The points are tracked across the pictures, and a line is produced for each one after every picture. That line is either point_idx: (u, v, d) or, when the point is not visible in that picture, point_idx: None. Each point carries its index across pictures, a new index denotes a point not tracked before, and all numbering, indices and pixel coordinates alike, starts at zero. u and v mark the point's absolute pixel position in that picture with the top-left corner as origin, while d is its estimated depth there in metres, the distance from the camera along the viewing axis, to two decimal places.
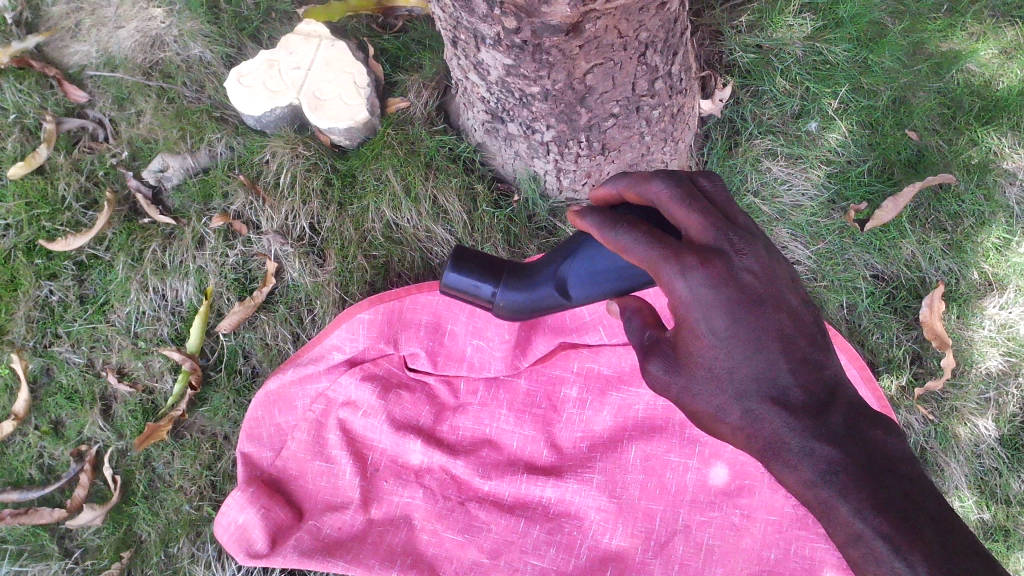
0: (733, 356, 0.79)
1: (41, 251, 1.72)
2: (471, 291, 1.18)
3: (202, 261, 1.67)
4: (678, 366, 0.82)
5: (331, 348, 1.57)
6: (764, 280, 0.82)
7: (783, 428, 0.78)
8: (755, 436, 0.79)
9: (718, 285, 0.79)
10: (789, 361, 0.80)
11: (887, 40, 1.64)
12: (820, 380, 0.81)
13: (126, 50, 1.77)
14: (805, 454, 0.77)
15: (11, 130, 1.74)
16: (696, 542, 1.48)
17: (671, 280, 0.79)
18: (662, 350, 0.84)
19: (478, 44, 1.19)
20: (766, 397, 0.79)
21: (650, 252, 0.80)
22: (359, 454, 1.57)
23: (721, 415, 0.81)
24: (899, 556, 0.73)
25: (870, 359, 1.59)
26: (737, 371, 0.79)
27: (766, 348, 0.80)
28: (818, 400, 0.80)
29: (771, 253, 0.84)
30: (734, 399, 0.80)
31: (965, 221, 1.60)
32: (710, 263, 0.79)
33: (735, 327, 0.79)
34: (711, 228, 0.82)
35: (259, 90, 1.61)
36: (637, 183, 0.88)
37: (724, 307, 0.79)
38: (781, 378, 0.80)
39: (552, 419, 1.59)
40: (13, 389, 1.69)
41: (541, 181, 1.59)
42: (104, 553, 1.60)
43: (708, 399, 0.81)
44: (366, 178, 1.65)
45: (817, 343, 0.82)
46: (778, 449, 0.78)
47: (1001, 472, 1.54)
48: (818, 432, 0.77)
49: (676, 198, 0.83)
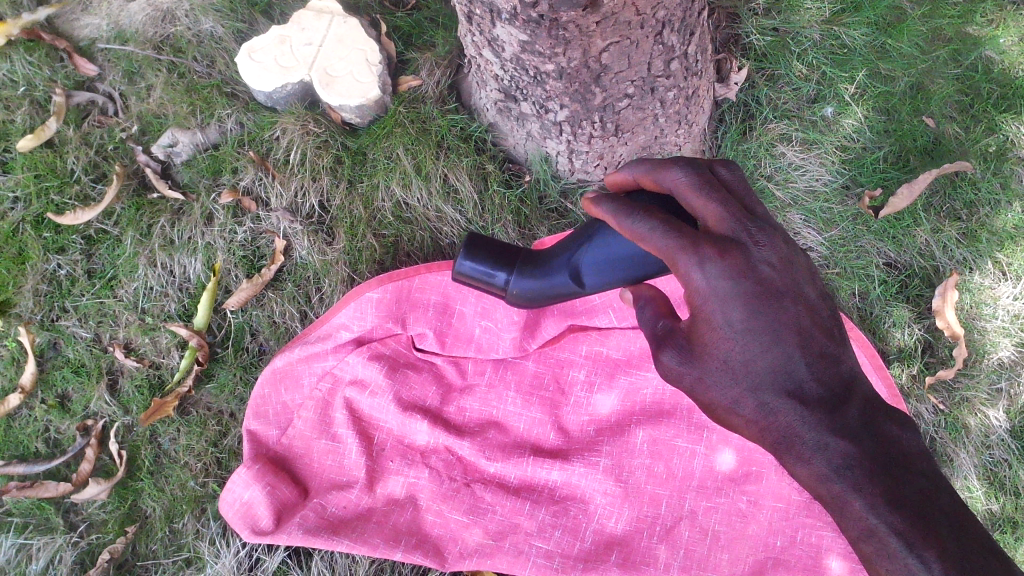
0: (749, 349, 0.78)
1: (49, 224, 1.71)
2: (485, 278, 1.18)
3: (210, 238, 1.66)
4: (692, 358, 0.81)
5: (338, 327, 1.56)
6: (782, 272, 0.80)
7: (797, 422, 0.79)
8: (770, 428, 0.80)
9: (736, 277, 0.77)
10: (806, 356, 0.79)
11: (906, 24, 1.62)
12: (839, 375, 0.81)
13: (137, 24, 1.76)
14: (819, 448, 0.78)
15: (21, 103, 1.73)
16: (702, 528, 1.48)
17: (688, 270, 0.77)
18: (676, 340, 0.82)
19: (494, 20, 1.18)
20: (782, 391, 0.79)
21: (667, 242, 0.78)
22: (365, 434, 1.56)
23: (735, 408, 0.81)
24: (912, 552, 0.74)
25: (881, 348, 1.57)
26: (753, 365, 0.79)
27: (783, 340, 0.79)
28: (833, 395, 0.80)
29: (791, 243, 0.81)
30: (749, 393, 0.80)
31: (980, 210, 1.58)
32: (727, 255, 0.77)
33: (752, 319, 0.78)
34: (731, 218, 0.80)
35: (270, 65, 1.60)
36: (655, 170, 0.85)
37: (741, 299, 0.77)
38: (797, 372, 0.79)
39: (560, 402, 1.58)
40: (19, 362, 1.69)
41: (552, 162, 1.57)
42: (110, 527, 1.61)
43: (722, 391, 0.80)
44: (377, 157, 1.64)
45: (833, 336, 0.82)
46: (792, 441, 0.79)
47: (1010, 464, 1.53)
48: (834, 427, 0.79)
49: (694, 186, 0.81)
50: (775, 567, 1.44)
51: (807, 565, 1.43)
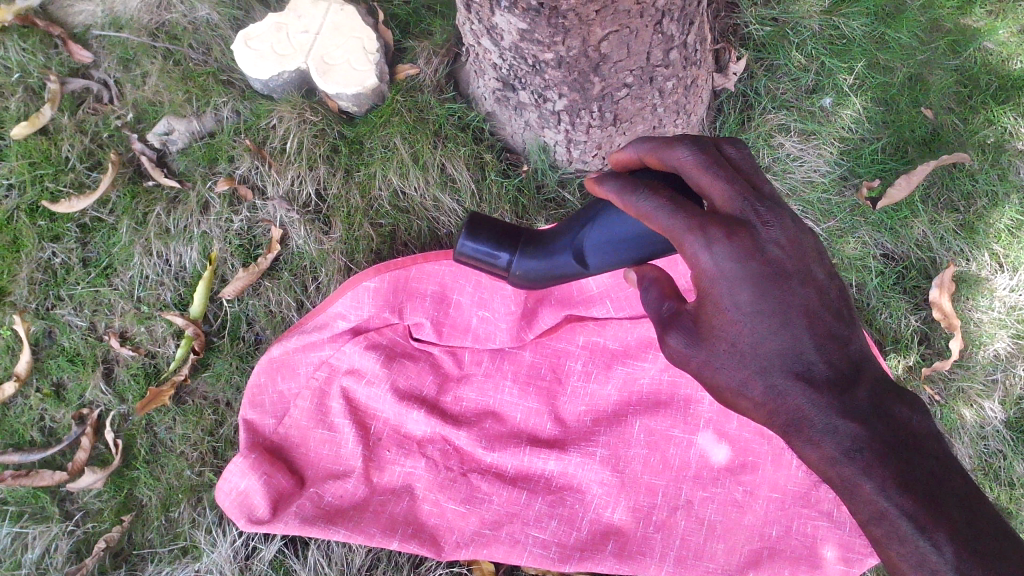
0: (758, 330, 0.78)
1: (44, 212, 1.70)
2: (488, 259, 1.17)
3: (207, 226, 1.66)
4: (699, 340, 0.80)
5: (335, 317, 1.55)
6: (791, 254, 0.79)
7: (806, 404, 0.78)
8: (778, 411, 0.80)
9: (745, 259, 0.76)
10: (815, 336, 0.79)
11: (904, 15, 1.61)
12: (847, 358, 0.81)
13: (133, 11, 1.75)
14: (828, 431, 0.78)
15: (14, 90, 1.71)
16: (698, 518, 1.48)
17: (695, 252, 0.76)
18: (681, 323, 0.81)
19: (493, 8, 1.17)
20: (791, 373, 0.78)
21: (673, 221, 0.77)
22: (362, 423, 1.56)
23: (744, 390, 0.80)
24: (924, 536, 0.77)
25: (877, 339, 1.57)
26: (761, 347, 0.79)
27: (791, 322, 0.79)
28: (842, 376, 0.80)
29: (799, 224, 0.81)
30: (758, 374, 0.79)
31: (978, 202, 1.58)
32: (736, 236, 0.77)
33: (760, 301, 0.78)
34: (738, 198, 0.79)
35: (266, 53, 1.58)
36: (661, 148, 0.84)
37: (750, 280, 0.77)
38: (807, 354, 0.79)
39: (556, 392, 1.57)
40: (14, 351, 1.68)
41: (550, 152, 1.56)
42: (105, 516, 1.61)
43: (730, 373, 0.80)
44: (373, 146, 1.62)
45: (840, 319, 0.81)
46: (800, 425, 0.79)
47: (1005, 455, 1.54)
48: (843, 408, 0.78)
49: (700, 165, 0.81)
50: (771, 557, 1.44)
51: (803, 554, 1.44)
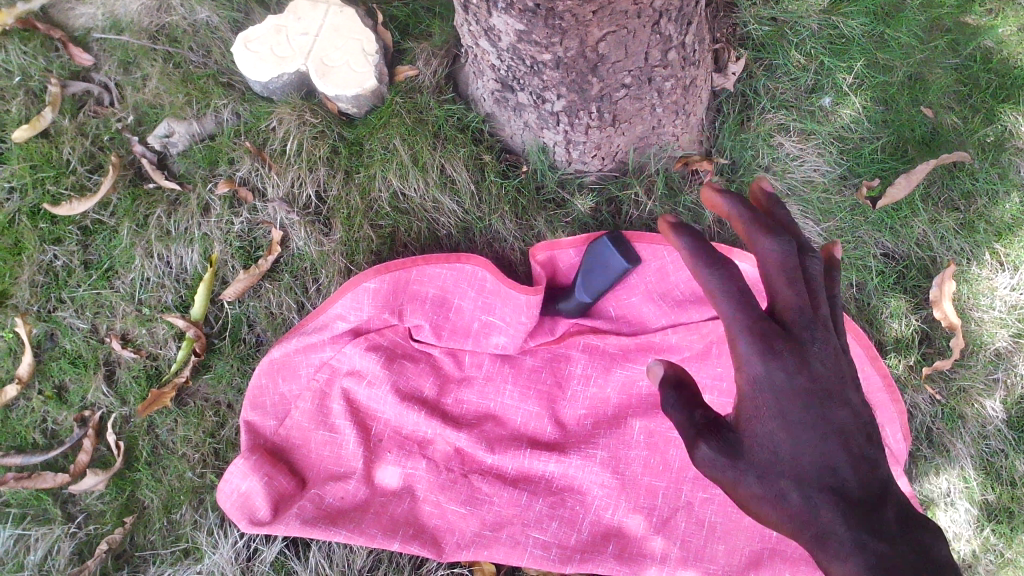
0: (798, 447, 0.77)
1: (46, 215, 1.71)
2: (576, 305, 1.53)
3: (207, 229, 1.66)
4: (735, 454, 0.79)
5: (335, 318, 1.55)
6: (833, 373, 0.80)
7: (836, 518, 0.73)
8: (806, 524, 0.75)
9: (793, 373, 0.78)
10: (847, 454, 0.77)
11: (904, 14, 1.60)
12: (876, 477, 0.77)
13: (133, 14, 1.75)
14: (857, 547, 0.72)
15: (16, 93, 1.72)
16: (698, 519, 1.49)
17: (749, 359, 0.79)
18: (721, 435, 0.80)
19: (491, 9, 1.17)
20: (825, 486, 0.75)
21: (739, 316, 0.78)
22: (363, 425, 1.56)
23: (778, 502, 0.76)
24: None
25: (878, 339, 1.58)
26: (798, 460, 0.77)
27: (830, 440, 0.77)
28: (871, 496, 0.75)
29: (839, 358, 0.82)
30: (795, 485, 0.76)
31: (978, 201, 1.57)
32: (790, 351, 0.79)
33: (803, 427, 0.78)
34: (802, 313, 0.80)
35: (266, 55, 1.59)
36: (750, 226, 0.83)
37: (794, 396, 0.78)
38: (838, 468, 0.76)
39: (557, 395, 1.57)
40: (16, 353, 1.69)
41: (550, 153, 1.56)
42: (107, 518, 1.61)
43: (766, 490, 0.77)
44: (373, 147, 1.62)
45: (872, 439, 0.79)
46: (827, 536, 0.73)
47: (1007, 454, 1.53)
48: (869, 526, 0.73)
49: (785, 266, 0.80)
50: (771, 558, 1.45)
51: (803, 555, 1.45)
